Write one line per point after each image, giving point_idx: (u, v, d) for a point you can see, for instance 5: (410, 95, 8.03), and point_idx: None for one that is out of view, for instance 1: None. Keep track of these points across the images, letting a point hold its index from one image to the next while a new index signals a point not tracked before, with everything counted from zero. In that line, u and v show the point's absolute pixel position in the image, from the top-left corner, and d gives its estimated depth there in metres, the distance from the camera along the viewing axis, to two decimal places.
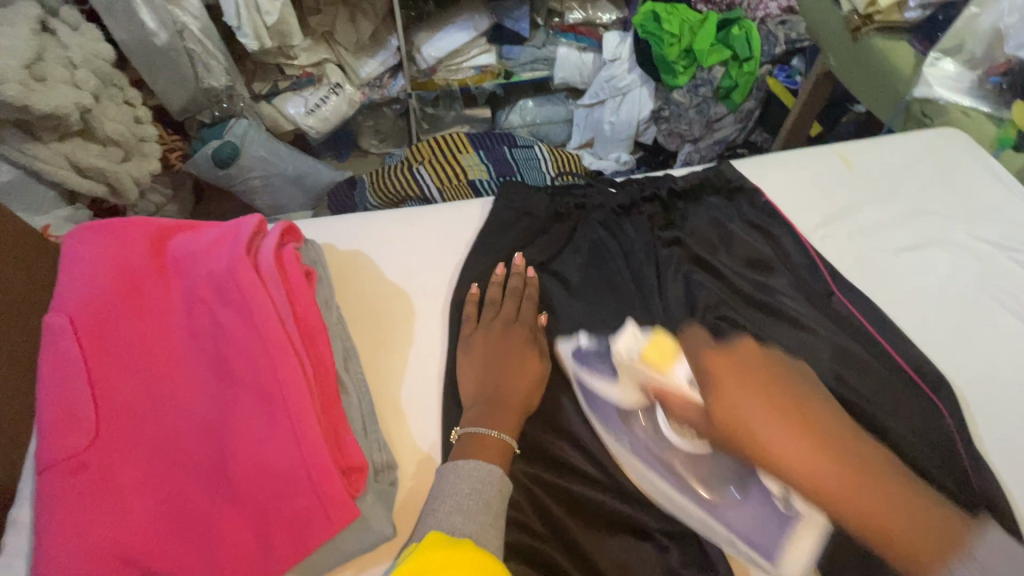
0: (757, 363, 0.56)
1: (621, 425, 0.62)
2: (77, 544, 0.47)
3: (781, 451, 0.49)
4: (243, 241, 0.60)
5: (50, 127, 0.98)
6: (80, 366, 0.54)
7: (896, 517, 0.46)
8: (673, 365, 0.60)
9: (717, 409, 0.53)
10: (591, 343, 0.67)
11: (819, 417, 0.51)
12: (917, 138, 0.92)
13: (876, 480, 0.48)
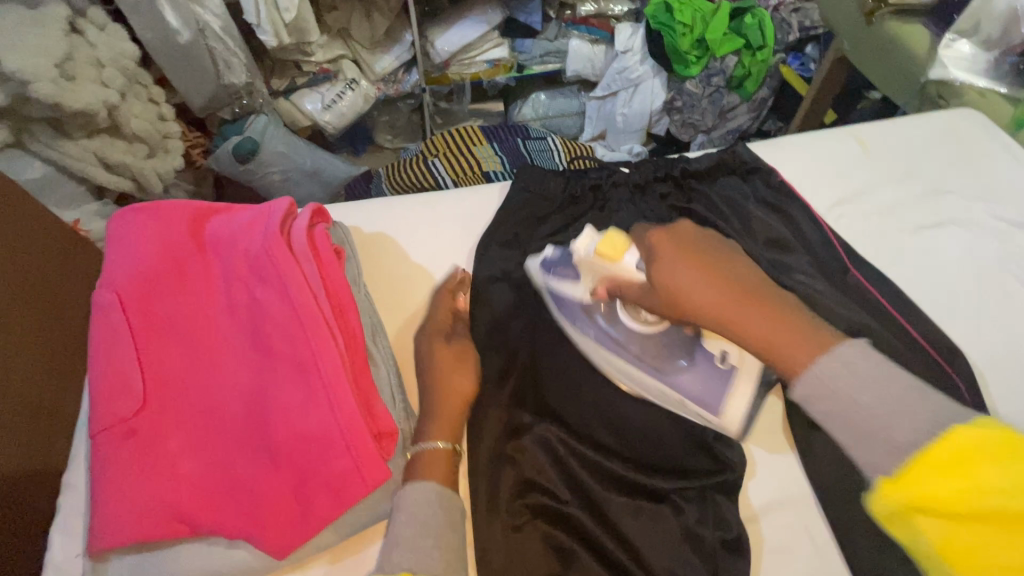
0: (697, 240, 0.56)
1: (585, 319, 0.66)
2: (133, 500, 0.51)
3: (706, 299, 0.52)
4: (277, 220, 0.63)
5: (79, 124, 1.03)
6: (129, 338, 0.57)
7: (777, 329, 0.49)
8: (624, 254, 0.61)
9: (655, 277, 0.56)
10: (557, 253, 0.68)
11: (737, 271, 0.54)
12: (934, 118, 0.92)
13: (773, 313, 0.50)
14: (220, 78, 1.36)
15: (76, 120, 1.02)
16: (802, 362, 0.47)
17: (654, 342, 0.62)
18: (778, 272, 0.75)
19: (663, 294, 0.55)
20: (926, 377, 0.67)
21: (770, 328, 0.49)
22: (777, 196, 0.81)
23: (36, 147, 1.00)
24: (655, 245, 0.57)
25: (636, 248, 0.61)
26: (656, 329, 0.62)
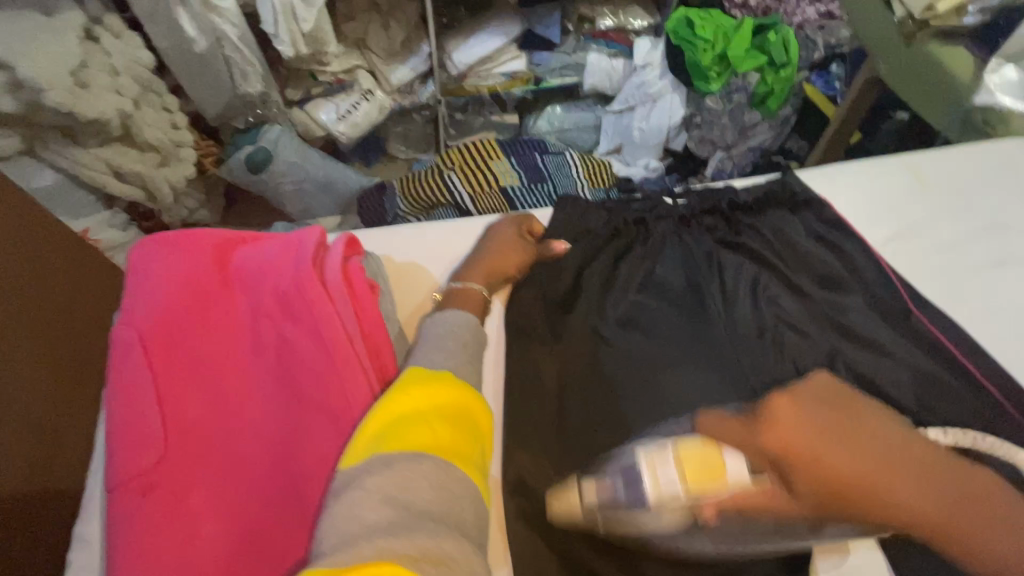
0: (831, 418, 0.43)
1: (675, 535, 0.50)
2: (153, 568, 0.47)
3: (888, 495, 0.42)
4: (309, 255, 0.59)
5: (92, 132, 1.00)
6: (149, 382, 0.53)
7: (961, 515, 0.44)
8: (722, 474, 0.44)
9: (811, 482, 0.41)
10: (621, 479, 0.48)
11: (890, 439, 0.44)
12: (993, 150, 0.88)
13: (945, 481, 0.44)
14: (237, 88, 1.35)
15: (88, 129, 0.99)
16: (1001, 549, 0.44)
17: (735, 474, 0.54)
18: (834, 312, 0.71)
19: (824, 498, 0.42)
20: (998, 430, 0.63)
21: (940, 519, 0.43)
22: (828, 229, 0.76)
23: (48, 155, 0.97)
24: (787, 441, 0.41)
25: (729, 449, 0.45)
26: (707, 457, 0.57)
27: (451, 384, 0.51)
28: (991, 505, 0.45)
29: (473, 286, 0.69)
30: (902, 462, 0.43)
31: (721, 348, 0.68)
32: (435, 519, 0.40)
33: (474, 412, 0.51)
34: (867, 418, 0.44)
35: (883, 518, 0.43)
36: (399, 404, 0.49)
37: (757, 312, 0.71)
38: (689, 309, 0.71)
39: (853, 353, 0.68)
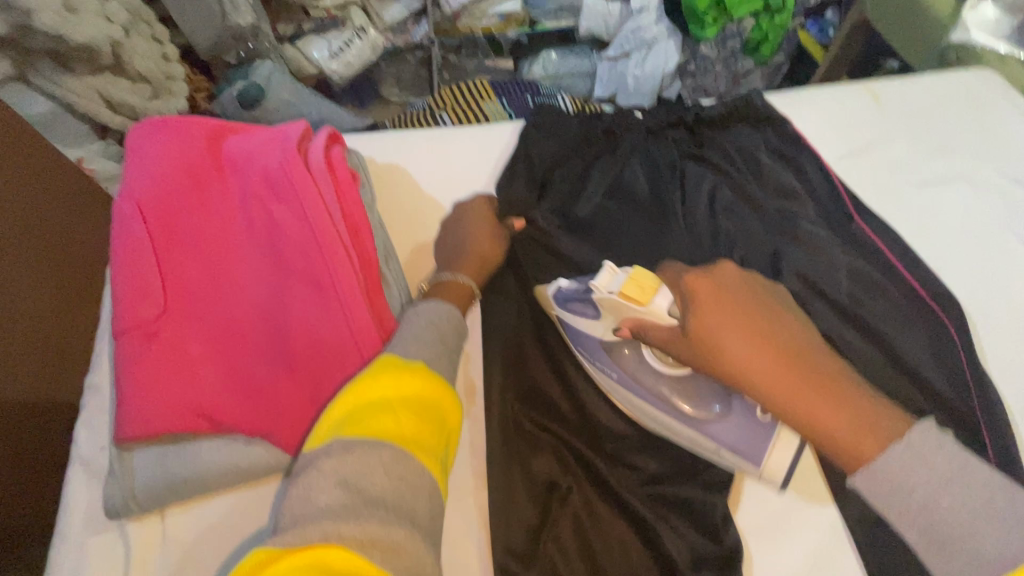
0: (732, 291, 0.57)
1: (608, 358, 0.65)
2: (155, 399, 0.54)
3: (748, 361, 0.54)
4: (294, 141, 0.63)
5: (83, 60, 1.03)
6: (148, 247, 0.59)
7: (833, 413, 0.51)
8: (653, 296, 0.59)
9: (695, 329, 0.56)
10: (573, 285, 0.66)
11: (803, 346, 0.55)
12: (953, 79, 0.92)
13: (828, 388, 0.52)
14: (226, 18, 1.36)
15: (80, 55, 1.01)
16: (870, 458, 0.49)
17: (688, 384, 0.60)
18: (786, 221, 0.76)
19: (701, 351, 0.56)
20: (919, 325, 0.69)
21: (798, 408, 0.52)
22: (787, 145, 0.81)
23: (39, 80, 0.99)
24: (693, 289, 0.57)
25: (666, 290, 0.59)
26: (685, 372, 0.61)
27: (423, 375, 0.49)
28: (881, 428, 0.50)
29: (462, 277, 0.67)
30: (783, 343, 0.54)
31: (679, 250, 0.73)
32: (387, 508, 0.40)
33: (448, 408, 0.49)
34: (782, 322, 0.56)
35: (745, 383, 0.54)
36: (370, 385, 0.48)
37: (713, 216, 0.76)
38: (648, 211, 0.76)
39: (798, 255, 0.73)
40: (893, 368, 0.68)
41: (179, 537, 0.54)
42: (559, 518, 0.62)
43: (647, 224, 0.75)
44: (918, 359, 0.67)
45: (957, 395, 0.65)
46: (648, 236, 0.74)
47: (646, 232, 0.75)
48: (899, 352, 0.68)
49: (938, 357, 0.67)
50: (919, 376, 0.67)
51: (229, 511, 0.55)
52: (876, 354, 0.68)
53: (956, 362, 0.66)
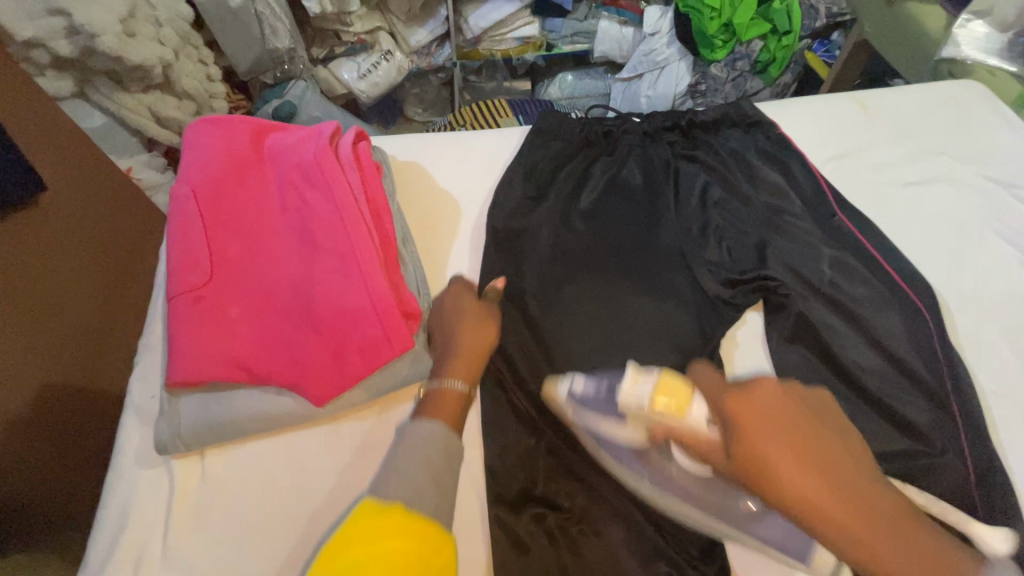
0: (783, 412, 0.51)
1: (635, 459, 0.61)
2: (200, 352, 0.61)
3: (810, 495, 0.47)
4: (327, 136, 0.73)
5: (136, 79, 1.20)
6: (199, 224, 0.68)
7: (897, 556, 0.46)
8: (690, 408, 0.55)
9: (740, 454, 0.50)
10: (589, 387, 0.63)
11: (838, 458, 0.49)
12: (941, 90, 0.97)
13: (878, 519, 0.47)
14: (266, 42, 1.49)
15: (132, 77, 1.19)
16: None
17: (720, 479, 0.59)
18: (772, 215, 0.82)
19: (752, 481, 0.49)
20: (895, 310, 0.74)
21: (856, 539, 0.46)
22: (774, 147, 0.88)
23: (96, 97, 1.18)
24: (737, 414, 0.51)
25: (700, 400, 0.55)
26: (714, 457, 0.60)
27: (403, 517, 0.50)
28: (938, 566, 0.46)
29: (460, 381, 0.64)
30: (828, 457, 0.49)
31: (669, 239, 0.80)
32: None
33: (437, 550, 0.49)
34: (820, 437, 0.51)
35: (812, 526, 0.47)
36: (351, 540, 0.48)
37: (704, 209, 0.83)
38: (643, 205, 0.83)
39: (781, 245, 0.79)
40: (868, 348, 0.72)
41: (214, 474, 0.61)
42: (552, 476, 0.66)
43: (640, 216, 0.82)
44: (893, 340, 0.72)
45: (929, 372, 0.70)
46: (642, 227, 0.81)
47: (639, 223, 0.82)
48: (875, 334, 0.73)
49: (914, 339, 0.72)
50: (893, 356, 0.71)
51: (259, 454, 0.63)
52: (853, 335, 0.73)
53: (930, 342, 0.71)
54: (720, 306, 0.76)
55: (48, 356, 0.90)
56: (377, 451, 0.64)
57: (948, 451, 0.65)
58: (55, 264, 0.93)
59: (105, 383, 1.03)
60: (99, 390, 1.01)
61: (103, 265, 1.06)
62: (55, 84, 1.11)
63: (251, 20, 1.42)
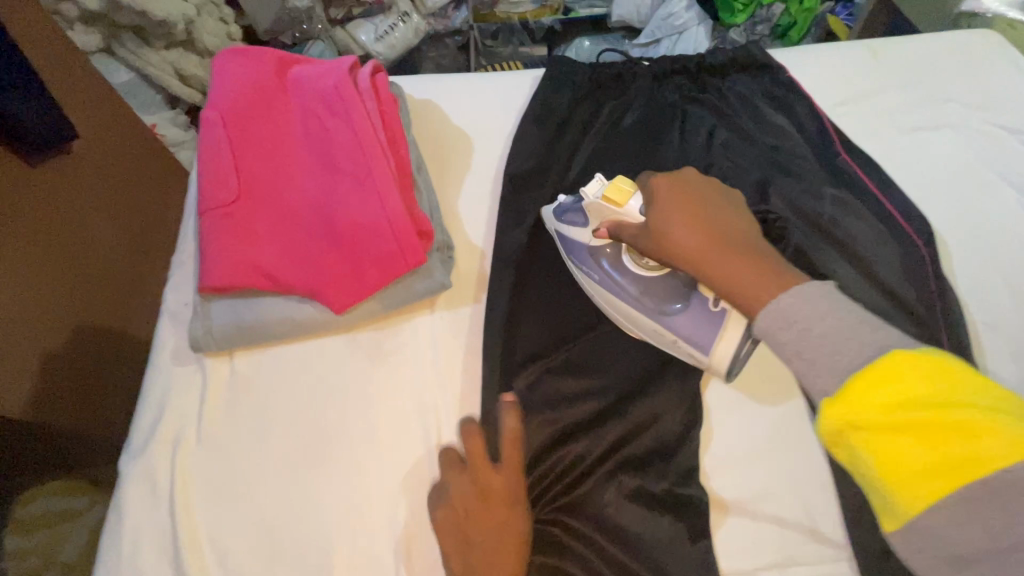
0: (692, 192, 0.61)
1: (588, 258, 0.70)
2: (229, 260, 0.66)
3: (685, 239, 0.59)
4: (346, 67, 0.76)
5: (160, 36, 1.29)
6: (227, 147, 0.72)
7: (738, 272, 0.55)
8: (629, 199, 0.65)
9: (652, 215, 0.61)
10: (570, 199, 0.73)
11: (721, 221, 0.59)
12: (954, 38, 0.97)
13: (745, 257, 0.56)
14: (286, 2, 1.60)
15: (156, 33, 1.27)
16: (750, 297, 0.54)
17: (659, 286, 0.66)
18: (779, 155, 0.84)
19: (655, 242, 0.62)
20: (895, 246, 0.76)
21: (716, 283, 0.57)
22: (783, 91, 0.89)
23: (122, 52, 1.26)
24: (656, 184, 0.62)
25: (642, 193, 0.65)
26: (661, 273, 0.66)
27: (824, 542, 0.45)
28: (772, 273, 0.54)
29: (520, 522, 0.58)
30: (709, 219, 0.60)
31: (672, 175, 0.83)
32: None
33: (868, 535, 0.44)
34: (709, 208, 0.60)
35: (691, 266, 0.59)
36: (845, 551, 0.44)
37: (709, 149, 0.85)
38: (650, 143, 0.85)
39: (785, 184, 0.81)
40: (867, 284, 0.75)
41: (242, 374, 0.66)
42: (571, 424, 0.66)
43: (646, 152, 0.85)
44: (890, 275, 0.75)
45: (922, 303, 0.72)
46: (650, 166, 0.84)
47: (645, 161, 0.84)
48: (872, 268, 0.75)
49: (911, 274, 0.74)
50: (887, 287, 0.74)
51: (284, 362, 0.67)
52: (852, 271, 0.75)
53: (924, 276, 0.74)
54: None
55: (79, 297, 0.98)
56: (391, 358, 0.69)
57: None
58: (89, 212, 1.01)
59: (131, 327, 1.11)
60: (127, 333, 1.10)
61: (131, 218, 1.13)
62: (84, 38, 1.18)
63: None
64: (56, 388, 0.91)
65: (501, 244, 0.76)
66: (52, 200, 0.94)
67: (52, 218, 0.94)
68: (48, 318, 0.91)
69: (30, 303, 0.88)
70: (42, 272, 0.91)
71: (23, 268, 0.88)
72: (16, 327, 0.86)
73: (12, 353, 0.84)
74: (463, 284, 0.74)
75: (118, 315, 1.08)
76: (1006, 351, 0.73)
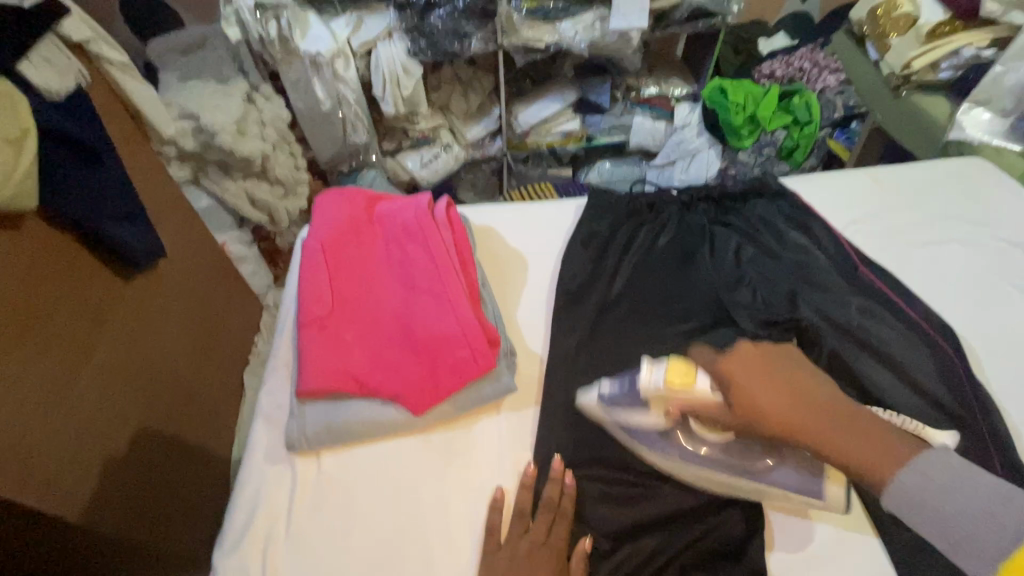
0: (768, 365, 0.63)
1: (664, 441, 0.71)
2: (326, 367, 0.76)
3: (787, 416, 0.60)
4: (425, 202, 0.91)
5: (240, 169, 1.52)
6: (325, 270, 0.85)
7: (874, 452, 0.56)
8: (695, 381, 0.65)
9: (737, 401, 0.62)
10: (613, 386, 0.72)
11: (809, 387, 0.61)
12: (948, 165, 1.11)
13: (853, 426, 0.58)
14: (347, 138, 1.78)
15: (237, 167, 1.51)
16: (888, 475, 0.54)
17: (738, 446, 0.68)
18: (802, 269, 0.94)
19: (744, 415, 0.62)
20: (925, 351, 0.83)
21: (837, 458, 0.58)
22: (798, 213, 1.01)
23: (207, 183, 1.51)
24: (728, 373, 0.62)
25: (704, 371, 0.65)
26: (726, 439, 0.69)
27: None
28: (891, 447, 0.56)
29: None
30: (797, 386, 0.61)
31: (707, 286, 0.92)
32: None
33: None
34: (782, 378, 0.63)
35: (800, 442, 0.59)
36: None
37: (739, 264, 0.95)
38: (685, 259, 0.96)
39: (813, 295, 0.90)
40: (905, 387, 0.80)
41: (329, 472, 0.73)
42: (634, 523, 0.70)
43: (682, 267, 0.95)
44: (925, 377, 0.80)
45: (959, 404, 0.77)
46: (687, 279, 0.94)
47: (682, 274, 0.94)
48: (907, 371, 0.81)
49: (945, 377, 0.80)
50: (923, 388, 0.79)
51: (367, 460, 0.74)
52: (887, 374, 0.81)
53: (958, 378, 0.79)
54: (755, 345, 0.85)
55: (137, 396, 1.10)
56: (465, 459, 0.75)
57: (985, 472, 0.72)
58: (160, 319, 1.17)
59: (176, 427, 1.22)
60: (171, 434, 1.20)
61: (190, 326, 1.29)
62: (178, 170, 1.45)
63: (337, 121, 1.72)
64: (105, 498, 1.00)
65: (559, 351, 0.84)
66: (135, 310, 1.10)
67: (125, 339, 1.07)
68: (109, 433, 1.02)
69: (98, 419, 0.99)
70: (112, 389, 1.03)
71: (98, 386, 1.00)
72: (84, 442, 0.96)
73: (78, 466, 0.94)
74: (527, 387, 0.82)
75: (168, 414, 1.19)
76: None
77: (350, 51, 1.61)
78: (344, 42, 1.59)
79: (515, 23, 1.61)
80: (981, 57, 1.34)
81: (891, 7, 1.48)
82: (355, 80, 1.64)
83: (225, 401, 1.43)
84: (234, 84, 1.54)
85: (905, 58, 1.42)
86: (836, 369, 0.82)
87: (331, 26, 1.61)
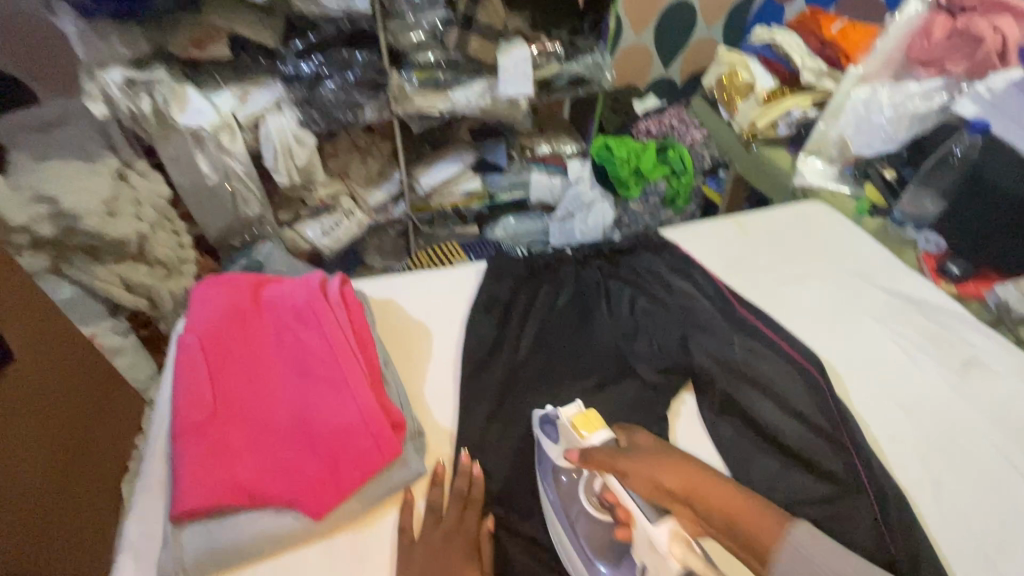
0: (665, 449, 0.73)
1: (552, 480, 0.76)
2: (206, 480, 0.67)
3: (659, 478, 0.68)
4: (317, 282, 0.87)
5: (110, 253, 1.38)
6: (204, 366, 0.77)
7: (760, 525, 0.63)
8: (595, 432, 0.74)
9: (624, 464, 0.70)
10: (553, 411, 0.80)
11: (698, 481, 0.68)
12: (795, 210, 1.27)
13: (749, 509, 0.65)
14: (239, 211, 1.68)
15: (107, 251, 1.37)
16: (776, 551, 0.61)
17: (598, 537, 0.70)
18: (689, 314, 1.01)
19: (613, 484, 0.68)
20: (801, 380, 0.90)
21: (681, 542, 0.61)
22: (680, 262, 1.10)
23: (70, 271, 1.34)
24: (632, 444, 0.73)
25: (605, 429, 0.74)
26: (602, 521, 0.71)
27: None
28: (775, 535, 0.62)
29: None
30: (687, 472, 0.69)
31: (605, 339, 0.96)
32: None
33: None
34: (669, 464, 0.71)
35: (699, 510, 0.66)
36: None
37: (633, 314, 1.00)
38: (586, 315, 1.00)
39: (702, 337, 0.96)
40: (789, 415, 0.87)
41: None
42: None
43: (584, 322, 0.99)
44: (801, 404, 0.87)
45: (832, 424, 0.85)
46: (588, 334, 0.97)
47: (583, 329, 0.98)
48: (789, 401, 0.88)
49: (817, 401, 0.87)
50: (799, 411, 0.87)
51: None
52: (773, 405, 0.88)
53: (825, 399, 0.87)
54: (655, 393, 0.89)
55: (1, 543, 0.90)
56: (375, 561, 0.68)
57: (859, 483, 0.78)
58: (20, 440, 0.98)
59: (34, 563, 1.01)
60: (29, 573, 1.00)
61: (52, 443, 1.08)
62: (31, 261, 1.28)
63: (224, 195, 1.61)
64: None
65: (467, 425, 0.82)
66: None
67: None
68: None
69: None
70: None
71: None
72: None
73: None
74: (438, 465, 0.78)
75: (14, 550, 0.99)
76: (911, 462, 0.84)
77: (235, 123, 1.53)
78: (229, 115, 1.52)
79: (406, 92, 1.64)
80: (808, 116, 1.58)
81: (734, 76, 1.72)
82: (245, 154, 1.56)
83: (93, 525, 1.20)
84: (101, 161, 1.41)
85: (750, 118, 1.66)
86: (731, 409, 0.87)
87: (213, 99, 1.52)
